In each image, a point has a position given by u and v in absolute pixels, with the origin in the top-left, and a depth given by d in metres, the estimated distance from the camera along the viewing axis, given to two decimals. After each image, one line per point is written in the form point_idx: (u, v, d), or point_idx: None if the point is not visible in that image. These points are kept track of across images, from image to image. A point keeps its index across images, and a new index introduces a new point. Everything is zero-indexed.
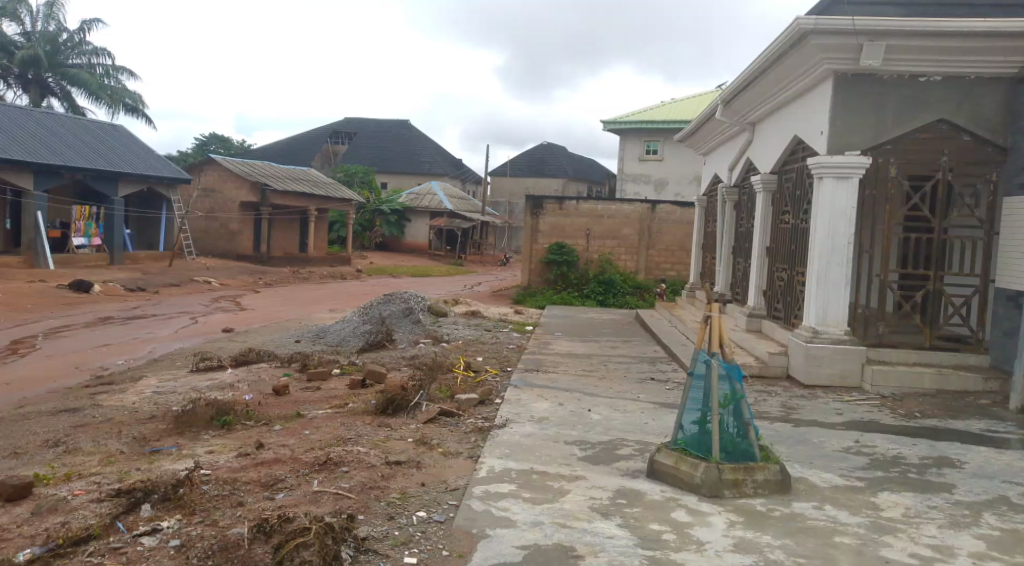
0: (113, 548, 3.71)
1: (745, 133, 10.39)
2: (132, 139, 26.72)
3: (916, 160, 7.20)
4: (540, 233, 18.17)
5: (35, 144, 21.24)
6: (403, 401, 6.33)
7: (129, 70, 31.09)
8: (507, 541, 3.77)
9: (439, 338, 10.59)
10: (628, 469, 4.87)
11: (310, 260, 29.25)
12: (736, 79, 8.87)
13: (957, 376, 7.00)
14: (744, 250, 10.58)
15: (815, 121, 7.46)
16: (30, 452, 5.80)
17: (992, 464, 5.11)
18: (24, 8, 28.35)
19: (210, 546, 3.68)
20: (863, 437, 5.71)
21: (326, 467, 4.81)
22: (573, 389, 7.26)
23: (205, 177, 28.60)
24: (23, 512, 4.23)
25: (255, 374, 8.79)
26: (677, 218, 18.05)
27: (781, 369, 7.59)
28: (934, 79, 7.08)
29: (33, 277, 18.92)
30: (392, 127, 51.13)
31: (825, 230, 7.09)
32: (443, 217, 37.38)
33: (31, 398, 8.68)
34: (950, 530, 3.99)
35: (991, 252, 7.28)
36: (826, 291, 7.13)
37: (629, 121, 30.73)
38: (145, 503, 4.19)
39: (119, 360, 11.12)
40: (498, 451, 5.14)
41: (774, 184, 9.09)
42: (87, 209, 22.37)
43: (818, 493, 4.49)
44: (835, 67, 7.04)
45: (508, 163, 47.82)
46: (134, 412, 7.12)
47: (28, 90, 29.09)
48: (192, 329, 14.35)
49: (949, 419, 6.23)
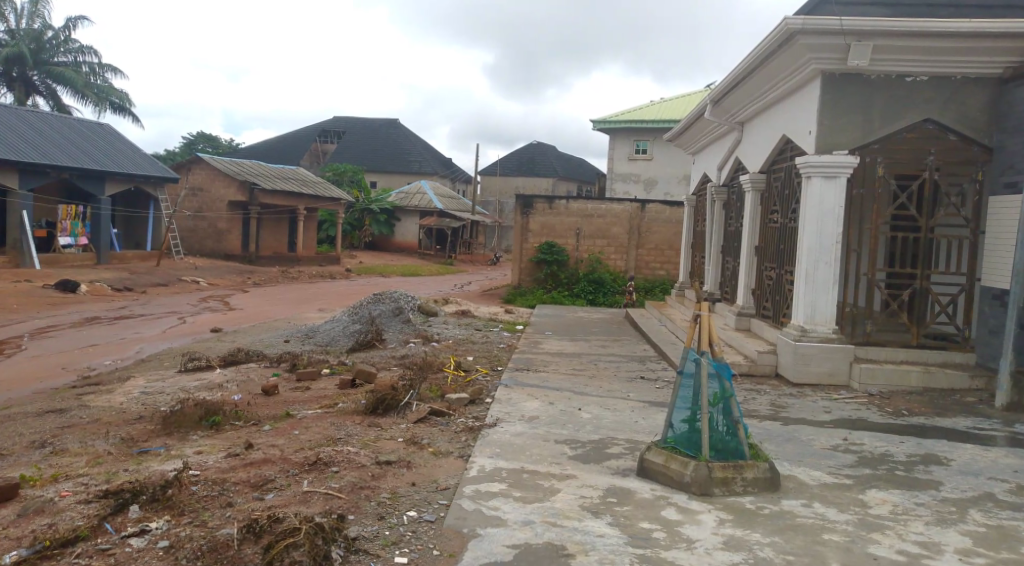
0: (101, 550, 3.69)
1: (733, 132, 10.42)
2: (119, 137, 26.52)
3: (903, 160, 7.26)
4: (529, 232, 18.18)
5: (20, 143, 21.04)
6: (393, 401, 6.32)
7: (115, 68, 30.85)
8: (497, 540, 3.78)
9: (429, 338, 10.58)
10: (618, 467, 4.88)
11: (299, 259, 29.14)
12: (725, 79, 8.90)
13: (943, 374, 7.05)
14: (733, 249, 10.62)
15: (803, 121, 7.51)
16: (17, 453, 5.76)
17: (978, 461, 5.15)
18: (8, 5, 28.06)
19: (199, 547, 3.66)
20: (851, 435, 5.74)
21: (316, 467, 4.80)
22: (563, 388, 7.27)
23: (193, 176, 28.42)
24: (10, 514, 4.19)
25: (244, 374, 8.75)
26: (666, 218, 18.10)
27: (769, 367, 7.63)
28: (920, 79, 7.13)
29: (19, 277, 18.76)
30: (382, 126, 50.99)
31: (814, 229, 7.13)
32: (432, 216, 37.31)
33: (17, 399, 8.61)
34: (937, 527, 4.02)
35: (977, 251, 7.35)
36: (815, 290, 7.17)
37: (619, 121, 30.78)
38: (133, 504, 4.16)
39: (106, 360, 11.03)
40: (489, 451, 5.14)
41: (762, 184, 9.12)
42: (73, 209, 22.19)
43: (807, 490, 4.52)
44: (823, 66, 7.07)
45: (497, 162, 47.79)
46: (122, 412, 7.07)
47: (13, 89, 28.79)
48: (179, 329, 14.27)
49: (936, 417, 6.28)
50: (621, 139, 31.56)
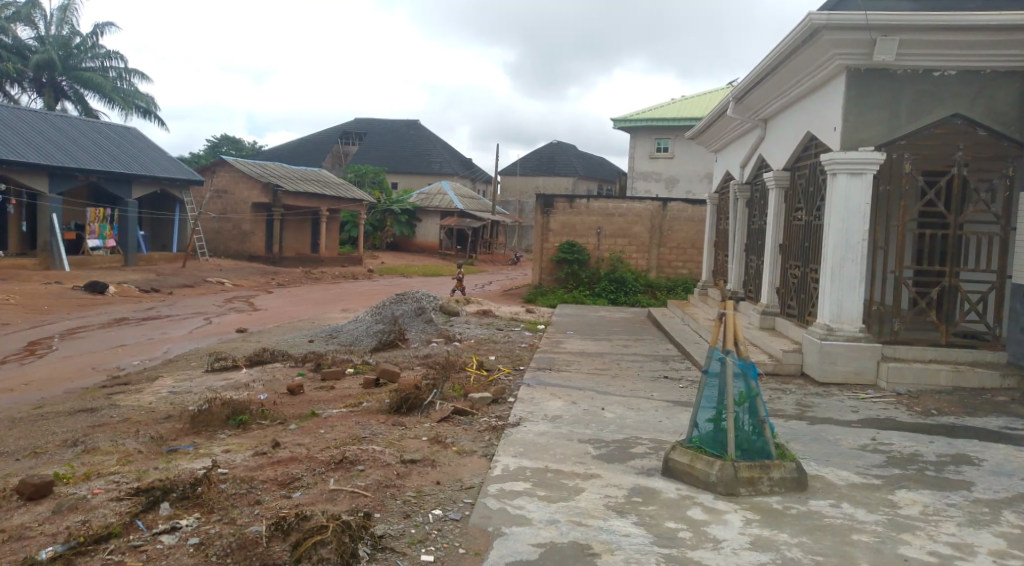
0: (133, 546, 3.75)
1: (757, 130, 10.31)
2: (144, 140, 26.95)
3: (931, 156, 7.17)
4: (550, 232, 18.16)
5: (50, 148, 21.43)
6: (417, 400, 6.36)
7: (141, 73, 31.33)
8: (522, 539, 3.79)
9: (451, 337, 10.62)
10: (643, 468, 4.86)
11: (321, 260, 29.35)
12: (751, 73, 8.81)
13: (973, 373, 6.93)
14: (757, 246, 10.55)
15: (828, 117, 7.42)
16: (50, 451, 5.86)
17: (1011, 461, 5.07)
18: (38, 13, 28.62)
19: (228, 544, 3.71)
20: (879, 434, 5.69)
21: (342, 466, 4.83)
22: (586, 388, 7.25)
23: (217, 178, 28.73)
24: (44, 511, 4.28)
25: (270, 374, 8.83)
26: (689, 216, 17.98)
27: (795, 367, 7.56)
28: (948, 74, 7.03)
29: (49, 279, 19.10)
30: (402, 127, 51.32)
31: (840, 227, 7.05)
32: (453, 217, 37.40)
33: (48, 398, 8.77)
34: (969, 528, 3.97)
35: (1007, 248, 7.21)
36: (841, 287, 7.08)
37: (640, 119, 30.69)
38: (163, 502, 4.22)
39: (134, 360, 11.22)
40: (513, 450, 5.15)
41: (787, 181, 9.05)
42: (100, 211, 22.47)
43: (835, 491, 4.47)
44: (849, 62, 7.00)
45: (518, 163, 47.75)
46: (150, 412, 7.19)
47: (42, 94, 29.33)
48: (205, 329, 14.47)
49: (967, 417, 6.18)
50: (643, 138, 31.42)
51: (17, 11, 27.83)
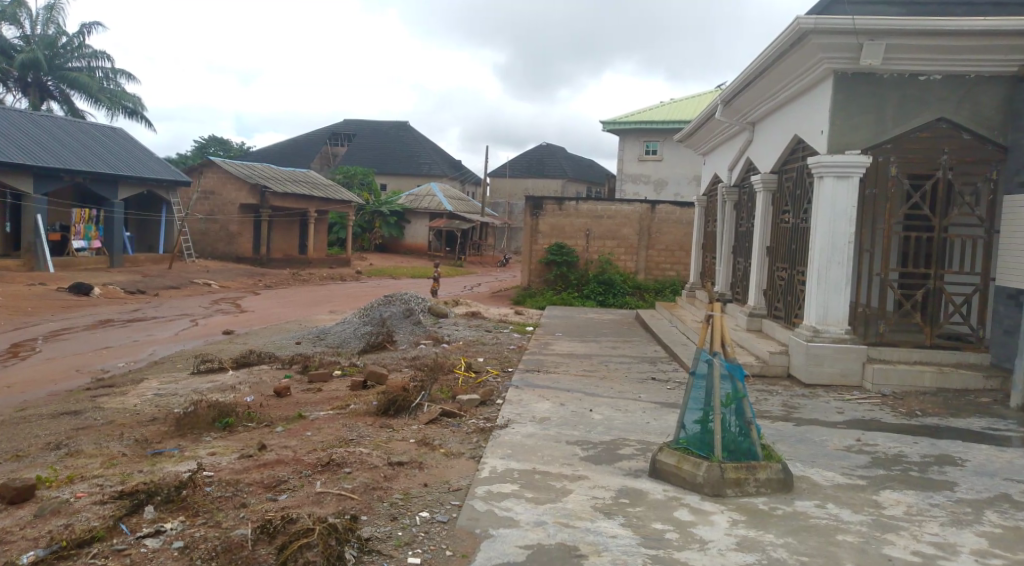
0: (116, 550, 3.72)
1: (745, 132, 10.36)
2: (130, 141, 26.77)
3: (916, 159, 7.22)
4: (539, 234, 18.17)
5: (36, 148, 21.26)
6: (405, 402, 6.34)
7: (128, 73, 31.13)
8: (509, 541, 3.78)
9: (439, 339, 10.60)
10: (630, 469, 4.87)
11: (309, 262, 29.24)
12: (738, 76, 8.86)
13: (957, 374, 6.99)
14: (744, 249, 10.60)
15: (815, 120, 7.47)
16: (33, 454, 5.80)
17: (993, 462, 5.11)
18: (24, 12, 28.39)
19: (213, 547, 3.69)
20: (864, 435, 5.72)
21: (328, 468, 4.81)
22: (574, 390, 7.26)
23: (204, 179, 28.56)
24: (26, 515, 4.24)
25: (257, 376, 8.79)
26: (677, 218, 18.04)
27: (781, 368, 7.59)
28: (934, 78, 7.09)
29: (33, 280, 18.92)
30: (391, 128, 51.25)
31: (826, 229, 7.09)
32: (442, 218, 37.37)
33: (31, 401, 8.68)
34: (952, 528, 4.00)
35: (991, 250, 7.28)
36: (827, 289, 7.13)
37: (629, 121, 30.79)
38: (148, 505, 4.18)
39: (119, 362, 11.13)
40: (500, 452, 5.14)
41: (774, 183, 9.09)
42: (87, 212, 22.44)
43: (821, 491, 4.50)
44: (836, 66, 7.05)
45: (507, 165, 47.76)
46: (136, 414, 7.13)
47: (27, 94, 29.09)
48: (192, 331, 14.38)
49: (951, 418, 6.23)
50: (632, 140, 31.51)
51: (3, 9, 27.59)
